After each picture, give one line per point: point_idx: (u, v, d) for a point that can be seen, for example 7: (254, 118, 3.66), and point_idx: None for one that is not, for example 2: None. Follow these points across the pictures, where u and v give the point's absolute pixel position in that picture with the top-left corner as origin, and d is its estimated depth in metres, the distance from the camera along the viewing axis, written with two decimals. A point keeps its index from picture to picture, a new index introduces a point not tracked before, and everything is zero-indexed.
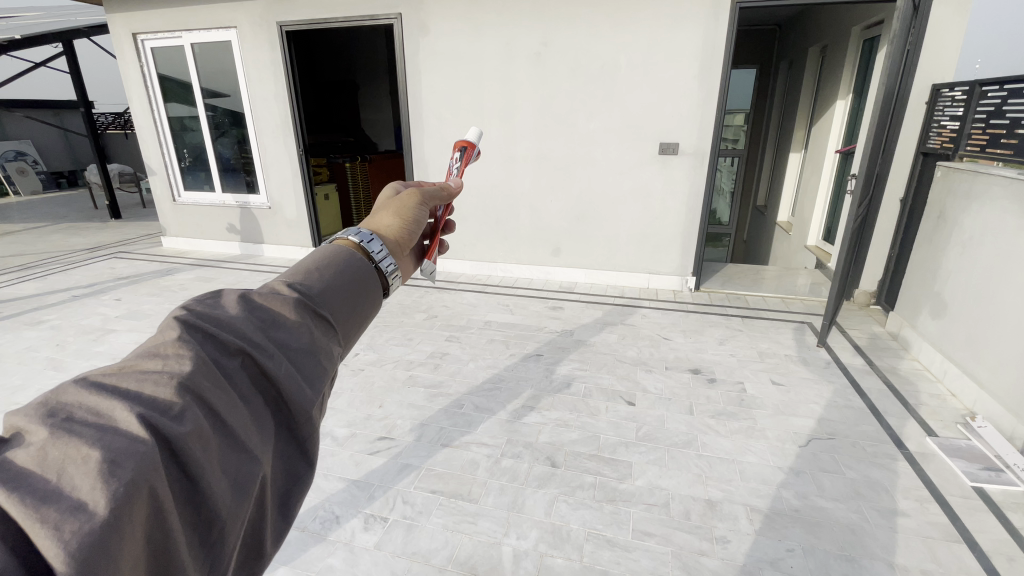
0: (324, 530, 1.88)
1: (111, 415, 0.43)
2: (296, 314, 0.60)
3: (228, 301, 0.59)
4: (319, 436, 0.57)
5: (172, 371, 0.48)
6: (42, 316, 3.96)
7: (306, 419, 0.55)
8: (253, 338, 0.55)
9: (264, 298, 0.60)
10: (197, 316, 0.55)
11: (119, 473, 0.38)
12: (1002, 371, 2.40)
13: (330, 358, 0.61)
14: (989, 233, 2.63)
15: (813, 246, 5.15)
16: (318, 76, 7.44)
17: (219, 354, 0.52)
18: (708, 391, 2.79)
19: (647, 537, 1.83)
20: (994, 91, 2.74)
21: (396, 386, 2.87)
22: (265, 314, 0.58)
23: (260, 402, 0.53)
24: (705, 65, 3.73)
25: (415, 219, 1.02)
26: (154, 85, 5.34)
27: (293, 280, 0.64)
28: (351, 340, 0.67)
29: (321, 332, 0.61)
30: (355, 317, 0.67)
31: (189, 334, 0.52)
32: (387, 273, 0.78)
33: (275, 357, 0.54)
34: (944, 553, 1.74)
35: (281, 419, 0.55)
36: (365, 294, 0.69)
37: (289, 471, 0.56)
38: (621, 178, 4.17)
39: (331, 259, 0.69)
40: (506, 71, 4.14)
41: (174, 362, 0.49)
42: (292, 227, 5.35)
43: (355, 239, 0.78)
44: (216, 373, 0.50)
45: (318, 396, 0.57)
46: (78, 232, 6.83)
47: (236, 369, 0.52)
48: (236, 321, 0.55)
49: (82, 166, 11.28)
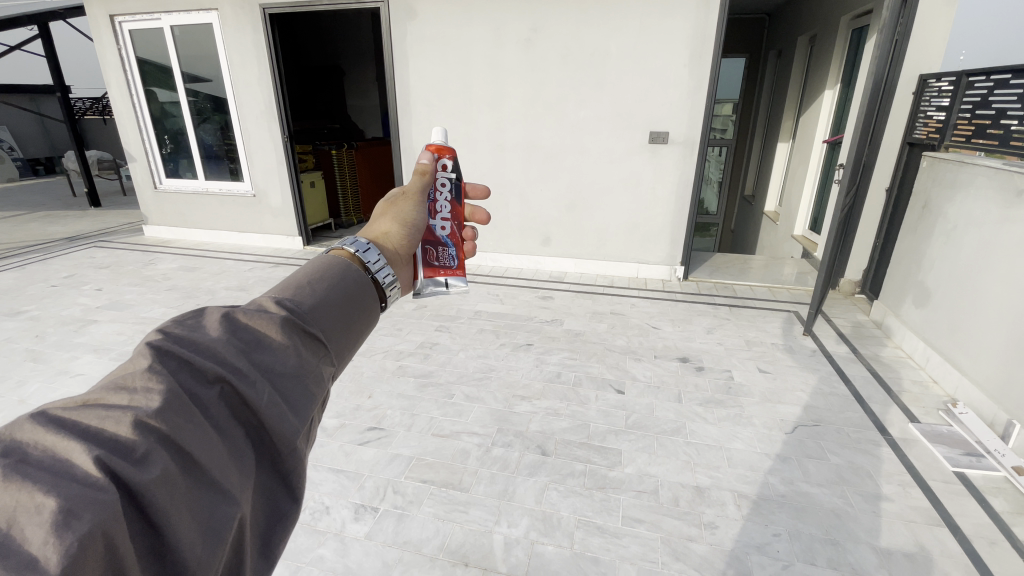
0: (314, 520, 1.87)
1: (67, 458, 0.41)
2: (283, 334, 0.58)
3: (211, 321, 0.57)
4: (304, 470, 0.55)
5: (138, 407, 0.46)
6: (20, 306, 3.86)
7: (292, 450, 0.53)
8: (234, 363, 0.53)
9: (249, 317, 0.58)
10: (174, 341, 0.53)
11: (74, 525, 0.35)
12: (983, 359, 2.46)
13: (319, 382, 0.59)
14: (973, 222, 2.67)
15: (800, 236, 5.21)
16: (304, 61, 7.29)
17: (194, 383, 0.50)
18: (696, 379, 2.82)
19: (637, 523, 1.85)
20: (981, 82, 2.76)
21: (385, 376, 2.85)
22: (249, 335, 0.56)
23: (240, 434, 0.51)
24: (696, 52, 3.70)
25: (414, 222, 0.99)
26: (132, 69, 5.18)
27: (283, 295, 0.63)
28: (344, 358, 0.66)
29: (310, 353, 0.59)
30: (347, 334, 0.66)
31: (163, 362, 0.51)
32: (386, 285, 0.77)
33: (255, 383, 0.52)
34: (926, 536, 1.79)
35: (263, 452, 0.53)
36: (356, 311, 0.67)
37: (271, 509, 0.54)
38: (610, 167, 4.15)
39: (324, 273, 0.67)
40: (495, 57, 4.08)
41: (142, 397, 0.47)
42: (277, 216, 5.26)
43: (352, 249, 0.76)
44: (188, 404, 0.48)
45: (305, 425, 0.55)
46: (56, 221, 6.63)
47: (213, 398, 0.50)
48: (217, 345, 0.54)
49: (59, 153, 10.97)
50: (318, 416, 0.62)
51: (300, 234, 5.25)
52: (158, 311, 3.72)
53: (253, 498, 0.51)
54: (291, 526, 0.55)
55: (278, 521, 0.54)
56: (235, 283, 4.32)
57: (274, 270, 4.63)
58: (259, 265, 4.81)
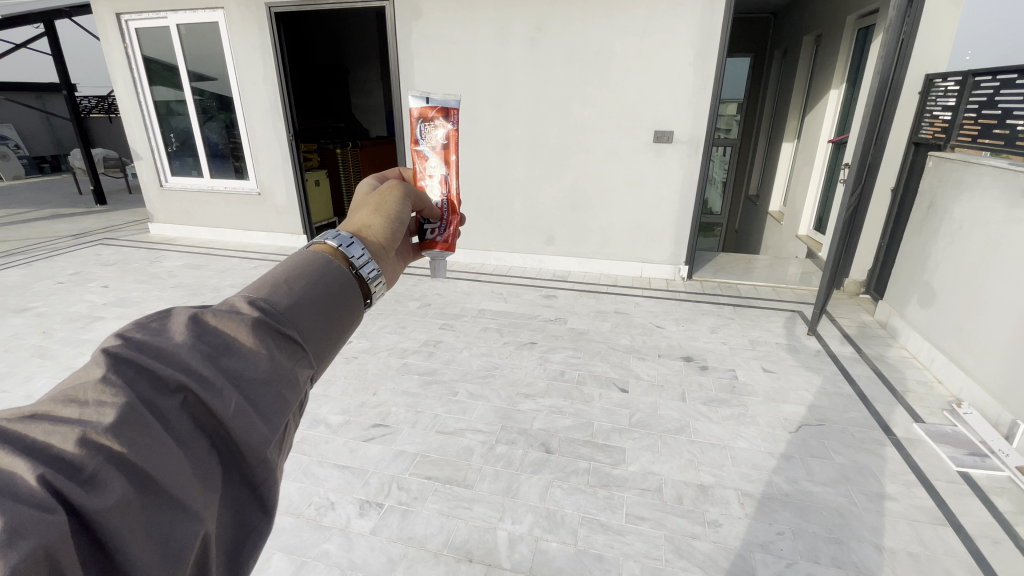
0: (320, 515, 1.88)
1: (11, 477, 0.39)
2: (253, 337, 0.57)
3: (176, 326, 0.56)
4: (273, 482, 0.54)
5: (91, 421, 0.45)
6: (28, 303, 3.89)
7: (261, 459, 0.52)
8: (198, 371, 0.52)
9: (217, 321, 0.57)
10: (135, 348, 0.52)
11: (17, 545, 0.34)
12: (989, 359, 2.45)
13: (294, 387, 0.58)
14: (980, 223, 2.66)
15: (804, 235, 5.20)
16: (309, 60, 7.31)
17: (153, 394, 0.49)
18: (700, 378, 2.82)
19: (641, 520, 1.85)
20: (987, 81, 2.75)
21: (389, 373, 2.87)
22: (216, 340, 0.56)
23: (204, 446, 0.50)
24: (701, 51, 3.69)
25: (397, 215, 0.99)
26: (138, 68, 5.20)
27: (257, 295, 0.62)
28: (324, 360, 0.65)
29: (284, 356, 0.58)
30: (328, 333, 0.65)
31: (118, 371, 0.49)
32: (370, 280, 0.78)
33: (220, 392, 0.51)
34: (930, 535, 1.79)
35: (230, 463, 0.52)
36: (337, 310, 0.66)
37: (242, 523, 0.53)
38: (615, 166, 4.15)
39: (301, 272, 0.66)
40: (499, 55, 4.08)
41: (95, 411, 0.46)
42: (282, 214, 5.27)
43: (333, 243, 0.77)
44: (146, 415, 0.47)
45: (276, 433, 0.54)
46: (62, 218, 6.68)
47: (174, 409, 0.49)
48: (180, 352, 0.53)
49: (65, 151, 11.02)
50: (295, 421, 0.61)
51: (304, 232, 5.27)
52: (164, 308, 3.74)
53: (218, 512, 0.50)
54: (263, 539, 0.54)
55: (248, 535, 0.53)
56: (240, 281, 4.34)
57: None
58: (264, 263, 4.83)
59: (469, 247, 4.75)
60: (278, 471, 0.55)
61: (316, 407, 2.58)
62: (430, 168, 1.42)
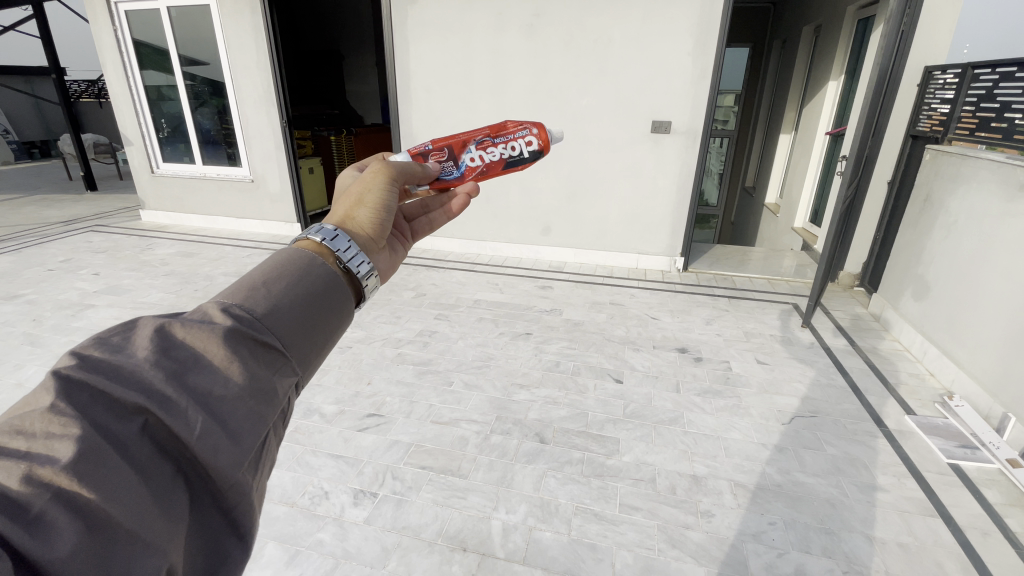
0: (314, 505, 1.88)
1: None
2: (223, 349, 0.55)
3: (140, 339, 0.54)
4: (246, 506, 0.53)
5: (40, 456, 0.42)
6: (17, 290, 3.84)
7: (233, 483, 0.51)
8: (161, 392, 0.49)
9: (185, 333, 0.55)
10: (91, 370, 0.49)
11: None
12: (981, 353, 2.47)
13: (271, 400, 0.56)
14: (975, 217, 2.66)
15: (800, 227, 5.20)
16: (303, 46, 7.20)
17: (111, 420, 0.46)
18: (694, 369, 2.83)
19: (635, 510, 1.86)
20: (986, 74, 2.74)
21: (384, 363, 2.86)
22: (183, 355, 0.53)
23: (167, 472, 0.48)
24: (701, 40, 3.64)
25: (384, 204, 0.94)
26: (128, 51, 5.09)
27: (231, 303, 0.59)
28: (307, 367, 0.63)
29: (261, 368, 0.56)
30: (311, 338, 0.63)
31: (70, 399, 0.46)
32: (361, 276, 0.76)
33: (185, 414, 0.49)
34: (920, 526, 1.81)
35: (198, 488, 0.50)
36: (319, 313, 0.64)
37: (214, 549, 0.52)
38: (612, 156, 4.12)
39: (280, 272, 0.64)
40: (497, 42, 4.02)
41: (45, 444, 0.43)
42: (276, 201, 5.21)
43: (318, 238, 0.74)
44: (102, 444, 0.44)
45: (249, 454, 0.53)
46: (52, 205, 6.58)
47: (134, 435, 0.47)
48: (143, 371, 0.50)
49: (54, 137, 10.88)
50: (275, 435, 0.59)
51: (299, 220, 5.22)
52: (156, 296, 3.70)
53: (184, 543, 0.49)
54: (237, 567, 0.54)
55: (219, 563, 0.52)
56: (233, 269, 4.29)
57: None
58: (259, 251, 4.79)
59: (465, 237, 4.73)
60: (251, 495, 0.53)
61: (310, 396, 2.57)
62: (470, 164, 1.39)
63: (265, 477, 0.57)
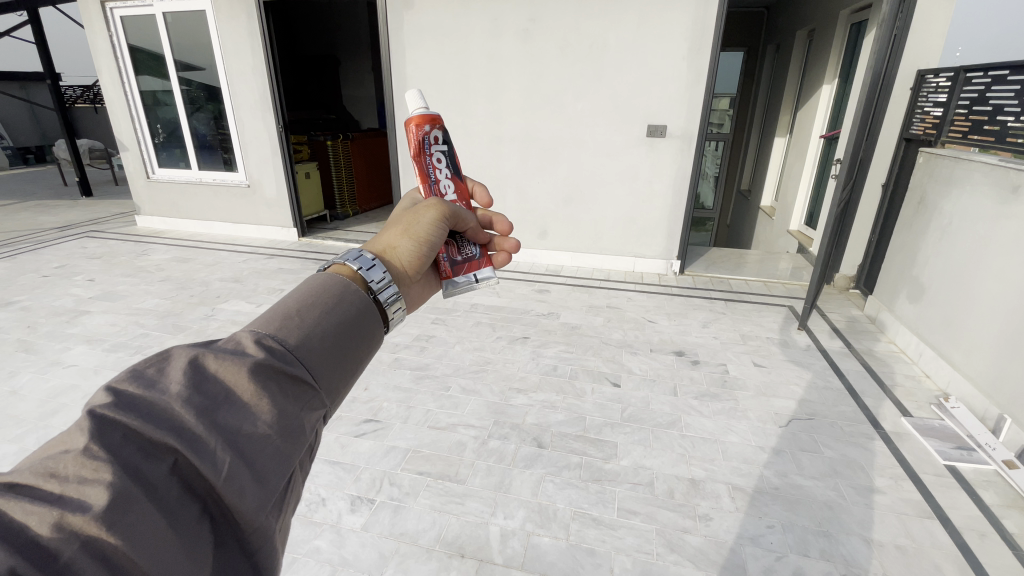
0: (311, 511, 1.86)
1: None
2: (255, 384, 0.54)
3: (174, 370, 0.53)
4: (269, 549, 0.51)
5: (72, 501, 0.41)
6: (11, 296, 3.81)
7: (256, 525, 0.50)
8: (190, 430, 0.48)
9: (219, 365, 0.54)
10: (124, 405, 0.48)
11: None
12: (977, 354, 2.48)
13: (299, 438, 0.55)
14: (969, 219, 2.68)
15: (795, 230, 5.23)
16: (299, 51, 7.22)
17: (141, 460, 0.45)
18: (691, 372, 2.84)
19: (633, 515, 1.86)
20: (978, 77, 2.76)
21: (381, 368, 2.84)
22: (215, 389, 0.53)
23: (193, 513, 0.47)
24: (695, 45, 3.66)
25: (429, 238, 0.93)
26: (124, 57, 5.09)
27: (265, 331, 0.59)
28: (335, 399, 0.63)
29: (291, 403, 0.56)
30: (341, 369, 0.63)
31: (103, 440, 0.45)
32: (387, 305, 0.74)
33: (213, 454, 0.48)
34: (918, 529, 1.81)
35: (221, 530, 0.49)
36: (350, 343, 0.64)
37: None
38: (608, 160, 4.14)
39: (314, 301, 0.63)
40: (493, 47, 4.04)
41: (77, 488, 0.42)
42: (272, 206, 5.21)
43: (354, 266, 0.73)
44: (133, 489, 0.43)
45: (273, 495, 0.51)
46: (46, 211, 6.56)
47: (163, 476, 0.46)
48: (173, 406, 0.49)
49: (50, 142, 10.86)
50: (300, 470, 0.58)
51: (296, 225, 5.21)
52: (152, 302, 3.68)
53: None
54: None
55: None
56: (229, 274, 4.28)
57: (268, 262, 4.59)
58: (255, 256, 4.77)
59: None
60: (273, 538, 0.52)
61: None
62: None
63: (288, 515, 0.56)
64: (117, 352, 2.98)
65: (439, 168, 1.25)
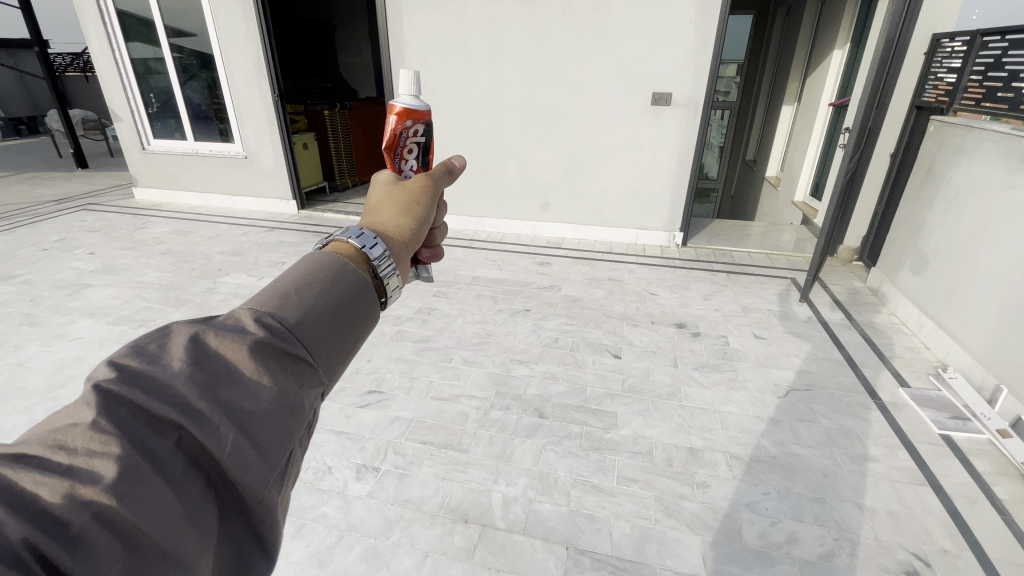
0: (318, 479, 1.91)
1: None
2: (256, 362, 0.54)
3: (175, 348, 0.54)
4: (273, 519, 0.53)
5: (81, 472, 0.42)
6: (12, 270, 3.81)
7: (259, 497, 0.51)
8: (194, 405, 0.49)
9: (220, 342, 0.54)
10: (128, 381, 0.49)
11: None
12: (977, 326, 2.48)
13: (299, 414, 0.56)
14: (976, 190, 2.64)
15: (800, 202, 5.17)
16: (293, 15, 6.98)
17: (147, 435, 0.46)
18: (692, 344, 2.85)
19: (632, 482, 1.90)
20: (995, 41, 2.65)
21: (384, 340, 2.86)
22: (216, 366, 0.53)
23: (199, 486, 0.47)
24: (703, 8, 3.52)
25: (423, 216, 0.94)
26: (112, 22, 4.93)
27: (264, 310, 0.59)
28: (334, 375, 0.63)
29: (291, 381, 0.56)
30: (340, 347, 0.63)
31: (109, 414, 0.46)
32: (387, 282, 0.74)
33: (216, 429, 0.48)
34: (910, 495, 1.85)
35: (226, 502, 0.50)
36: (350, 321, 0.64)
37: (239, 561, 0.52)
38: (611, 130, 4.05)
39: (312, 278, 0.63)
40: (493, 10, 3.90)
41: (86, 460, 0.43)
42: (270, 178, 5.14)
43: (355, 243, 0.73)
44: (141, 462, 0.44)
45: (276, 469, 0.52)
46: (43, 184, 6.49)
47: (168, 450, 0.46)
48: (176, 382, 0.50)
49: (43, 113, 10.65)
50: (301, 445, 0.59)
51: (294, 198, 5.15)
52: (154, 276, 3.69)
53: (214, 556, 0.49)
54: None
55: None
56: (230, 247, 4.26)
57: (268, 235, 4.56)
58: (255, 229, 4.74)
59: (462, 214, 4.69)
60: (277, 510, 0.53)
61: None
62: None
63: (289, 488, 0.57)
64: (120, 325, 3.00)
65: (408, 160, 1.22)
